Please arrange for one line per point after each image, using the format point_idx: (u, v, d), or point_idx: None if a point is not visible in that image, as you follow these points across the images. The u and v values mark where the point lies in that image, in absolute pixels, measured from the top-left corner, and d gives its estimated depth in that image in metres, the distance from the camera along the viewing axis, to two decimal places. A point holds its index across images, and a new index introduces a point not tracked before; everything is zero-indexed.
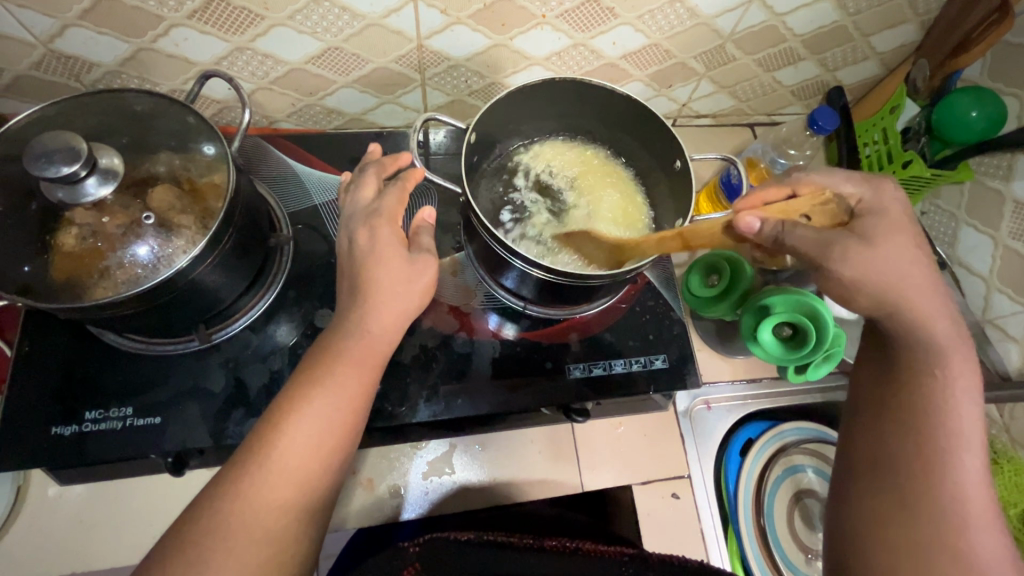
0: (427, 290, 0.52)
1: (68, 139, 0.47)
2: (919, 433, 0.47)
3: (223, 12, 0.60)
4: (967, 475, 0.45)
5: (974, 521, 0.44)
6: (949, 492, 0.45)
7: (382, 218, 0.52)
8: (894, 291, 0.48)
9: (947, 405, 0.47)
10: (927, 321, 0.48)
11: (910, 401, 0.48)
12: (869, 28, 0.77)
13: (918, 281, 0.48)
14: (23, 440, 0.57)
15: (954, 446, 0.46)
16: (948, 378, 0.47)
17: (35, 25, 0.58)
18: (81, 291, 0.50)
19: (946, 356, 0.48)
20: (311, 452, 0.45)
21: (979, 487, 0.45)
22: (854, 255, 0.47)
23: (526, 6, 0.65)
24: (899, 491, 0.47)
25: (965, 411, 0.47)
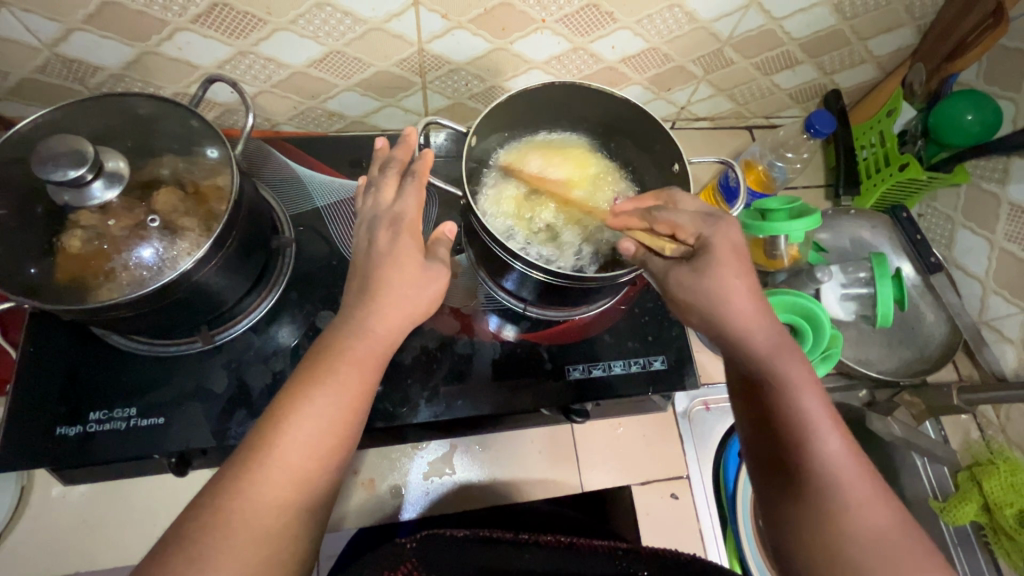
0: (433, 299, 0.53)
1: (74, 142, 0.47)
2: (780, 433, 0.45)
3: (226, 17, 0.60)
4: (842, 457, 0.43)
5: (858, 501, 0.42)
6: (833, 484, 0.43)
7: (405, 224, 0.52)
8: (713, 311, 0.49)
9: (797, 396, 0.45)
10: (734, 320, 0.48)
11: (762, 396, 0.47)
12: (866, 32, 0.77)
13: (736, 288, 0.48)
14: (27, 440, 0.58)
15: (818, 434, 0.44)
16: (771, 368, 0.47)
17: (41, 29, 0.59)
18: (86, 293, 0.50)
19: (773, 356, 0.47)
20: (310, 451, 0.45)
21: (853, 465, 0.43)
22: (688, 284, 0.50)
23: (527, 11, 0.65)
24: (792, 492, 0.44)
25: (814, 402, 0.45)
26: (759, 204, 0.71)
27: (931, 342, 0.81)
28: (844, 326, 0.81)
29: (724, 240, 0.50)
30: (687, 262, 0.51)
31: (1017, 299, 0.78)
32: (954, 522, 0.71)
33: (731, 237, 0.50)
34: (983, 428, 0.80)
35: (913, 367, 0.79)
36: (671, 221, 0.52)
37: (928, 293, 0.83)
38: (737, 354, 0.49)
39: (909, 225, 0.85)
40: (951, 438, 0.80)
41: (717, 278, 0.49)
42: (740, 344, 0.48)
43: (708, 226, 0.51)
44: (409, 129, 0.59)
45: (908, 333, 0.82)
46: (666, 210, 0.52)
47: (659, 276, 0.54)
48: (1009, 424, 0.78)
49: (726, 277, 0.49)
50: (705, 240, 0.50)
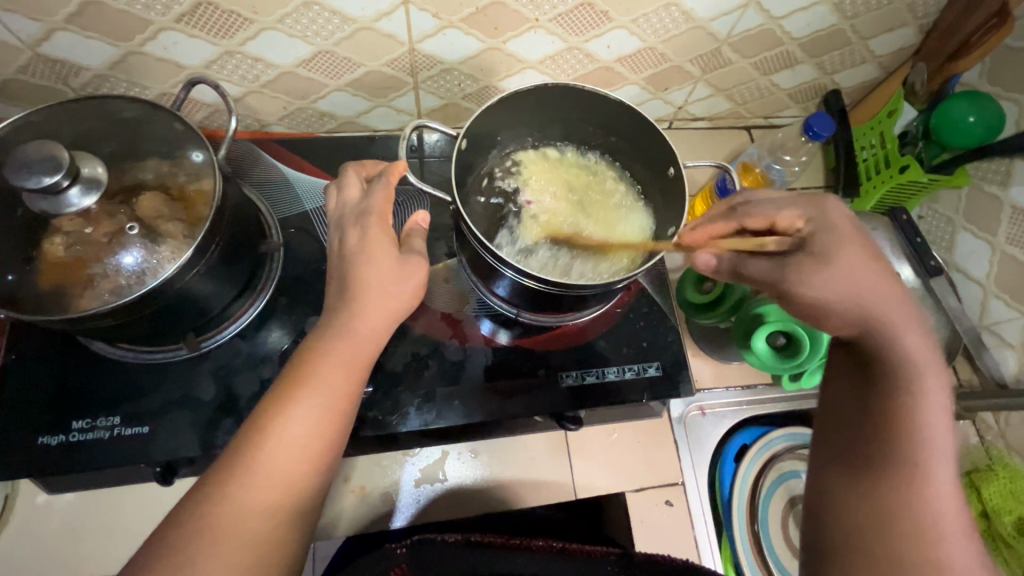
0: (416, 292, 0.52)
1: (51, 148, 0.46)
2: (893, 447, 0.44)
3: (211, 16, 0.59)
4: (948, 484, 0.43)
5: (950, 531, 0.42)
6: (928, 500, 0.43)
7: (372, 219, 0.51)
8: (860, 304, 0.46)
9: (930, 416, 0.44)
10: (882, 317, 0.46)
11: (888, 398, 0.45)
12: (867, 31, 0.76)
13: (874, 284, 0.46)
14: (10, 449, 0.57)
15: (935, 455, 0.43)
16: (919, 380, 0.45)
17: (21, 29, 0.58)
18: (66, 301, 0.49)
19: (924, 368, 0.45)
20: (297, 455, 0.44)
21: (953, 497, 0.43)
22: (819, 275, 0.46)
23: (519, 9, 0.64)
24: (875, 501, 0.44)
25: (943, 424, 0.44)
26: None
27: (932, 346, 0.78)
28: None
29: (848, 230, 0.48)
30: (804, 251, 0.48)
31: (1018, 303, 0.77)
32: None
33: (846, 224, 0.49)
34: (982, 433, 0.79)
35: None
36: (768, 216, 0.51)
37: (929, 298, 0.79)
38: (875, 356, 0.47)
39: (909, 228, 0.82)
40: None
41: (846, 271, 0.46)
42: (882, 350, 0.46)
43: (818, 210, 0.50)
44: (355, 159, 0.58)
45: None
46: (759, 204, 0.52)
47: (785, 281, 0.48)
48: (1008, 430, 0.78)
49: (863, 269, 0.47)
50: (817, 231, 0.48)
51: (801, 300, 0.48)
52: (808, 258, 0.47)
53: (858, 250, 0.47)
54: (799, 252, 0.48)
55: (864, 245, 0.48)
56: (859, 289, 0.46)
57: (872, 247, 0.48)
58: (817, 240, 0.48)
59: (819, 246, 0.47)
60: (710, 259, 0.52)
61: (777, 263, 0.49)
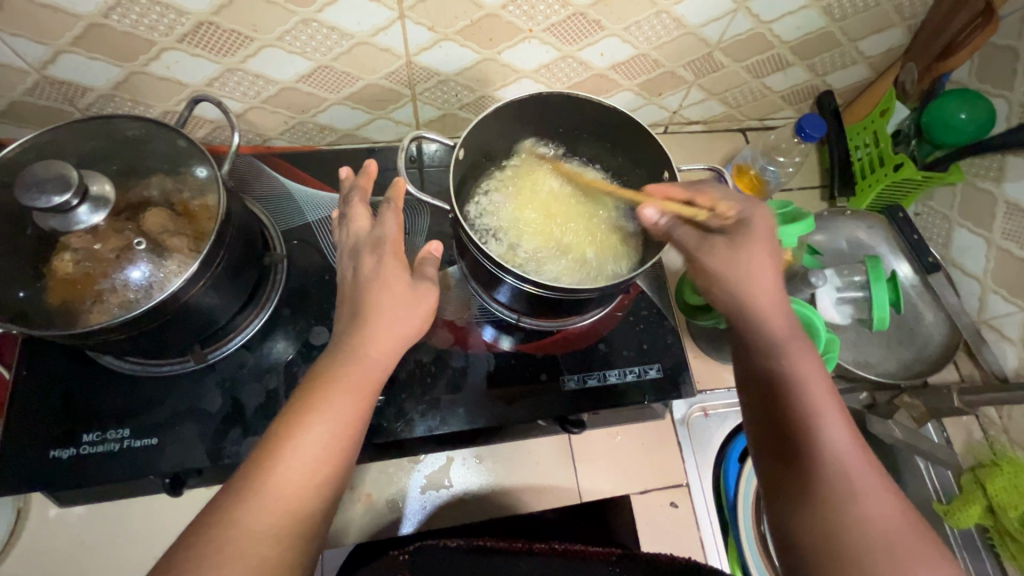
0: (426, 317, 0.53)
1: (58, 167, 0.47)
2: (785, 417, 0.49)
3: (213, 35, 0.60)
4: (842, 442, 0.46)
5: (855, 479, 0.45)
6: (826, 462, 0.46)
7: (388, 247, 0.53)
8: (737, 292, 0.54)
9: (808, 390, 0.49)
10: (760, 304, 0.53)
11: (772, 383, 0.50)
12: (856, 33, 0.77)
13: (775, 278, 0.54)
14: (22, 463, 0.58)
15: (823, 420, 0.47)
16: (782, 362, 0.51)
17: (29, 52, 0.59)
18: (75, 316, 0.50)
19: (786, 350, 0.51)
20: (306, 477, 0.45)
21: (856, 454, 0.46)
22: (728, 262, 0.55)
23: (513, 21, 0.65)
24: (798, 477, 0.46)
25: (819, 393, 0.48)
26: None
27: (931, 343, 0.80)
28: (842, 328, 0.81)
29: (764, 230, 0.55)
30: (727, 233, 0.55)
31: (1016, 297, 0.77)
32: (959, 524, 0.70)
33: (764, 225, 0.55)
34: (985, 428, 0.80)
35: (913, 368, 0.79)
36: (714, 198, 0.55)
37: (926, 293, 0.83)
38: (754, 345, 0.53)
39: (906, 226, 0.84)
40: (954, 440, 0.79)
41: (750, 258, 0.54)
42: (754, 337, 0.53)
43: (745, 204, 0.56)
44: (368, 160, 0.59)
45: (905, 336, 0.81)
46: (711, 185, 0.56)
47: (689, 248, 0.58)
48: (1011, 424, 0.78)
49: (761, 259, 0.54)
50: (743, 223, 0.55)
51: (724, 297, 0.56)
52: (725, 246, 0.55)
53: (763, 241, 0.54)
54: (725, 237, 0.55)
55: (766, 235, 0.55)
56: (764, 281, 0.54)
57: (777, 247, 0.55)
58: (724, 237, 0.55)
59: (738, 235, 0.55)
60: (653, 211, 0.56)
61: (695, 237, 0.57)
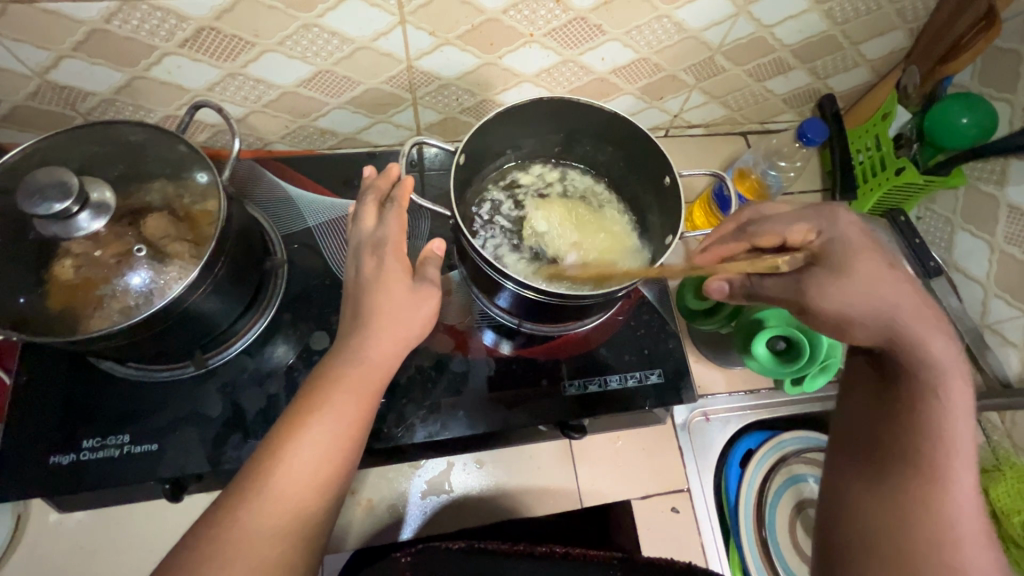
0: (426, 320, 0.52)
1: (60, 174, 0.47)
2: (912, 450, 0.46)
3: (214, 40, 0.61)
4: (967, 490, 0.44)
5: (964, 531, 0.44)
6: (944, 507, 0.44)
7: (388, 248, 0.52)
8: (878, 317, 0.48)
9: (950, 426, 0.45)
10: (916, 328, 0.47)
11: (902, 412, 0.47)
12: (858, 36, 0.77)
13: (912, 299, 0.48)
14: (22, 469, 0.58)
15: (951, 465, 0.45)
16: (934, 392, 0.46)
17: (30, 58, 0.59)
18: (76, 322, 0.50)
19: (942, 377, 0.46)
20: (308, 480, 0.45)
21: (975, 503, 0.45)
22: (827, 286, 0.50)
23: (514, 26, 0.65)
24: (901, 515, 0.45)
25: (963, 431, 0.45)
26: None
27: None
28: None
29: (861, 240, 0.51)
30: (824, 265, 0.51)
31: (1019, 302, 0.77)
32: None
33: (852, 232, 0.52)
34: (988, 433, 0.79)
35: None
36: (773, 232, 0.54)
37: None
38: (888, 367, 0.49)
39: (909, 231, 0.82)
40: None
41: (866, 283, 0.49)
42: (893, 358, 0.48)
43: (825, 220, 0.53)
44: (391, 161, 0.58)
45: None
46: (766, 221, 0.55)
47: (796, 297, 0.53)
48: (1014, 430, 0.77)
49: (888, 279, 0.49)
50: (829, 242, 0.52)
51: (828, 315, 0.51)
52: (830, 274, 0.50)
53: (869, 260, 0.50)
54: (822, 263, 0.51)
55: (877, 257, 0.50)
56: (887, 299, 0.48)
57: (886, 256, 0.50)
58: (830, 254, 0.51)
59: (834, 260, 0.51)
60: (722, 284, 0.60)
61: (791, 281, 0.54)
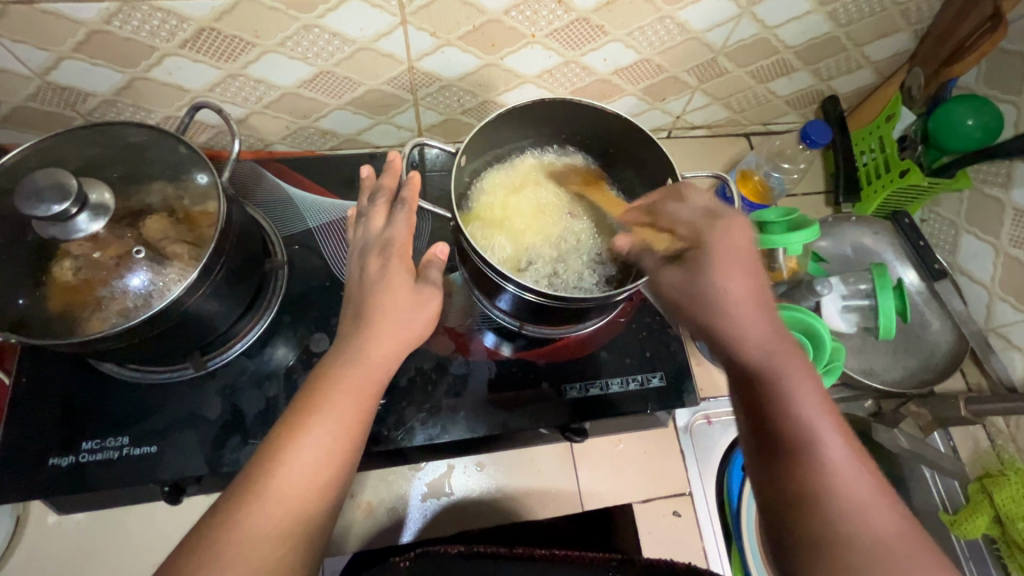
0: (429, 321, 0.52)
1: (58, 176, 0.47)
2: (792, 416, 0.44)
3: (214, 41, 0.60)
4: (842, 454, 0.43)
5: (865, 497, 0.41)
6: (838, 471, 0.42)
7: (393, 250, 0.52)
8: (705, 301, 0.49)
9: (800, 404, 0.44)
10: (738, 310, 0.48)
11: (762, 381, 0.45)
12: (862, 38, 0.76)
13: (754, 276, 0.49)
14: (21, 471, 0.57)
15: (823, 431, 0.43)
16: (783, 367, 0.45)
17: (31, 59, 0.59)
18: (75, 324, 0.50)
19: (778, 359, 0.45)
20: (309, 481, 0.44)
21: (857, 466, 0.42)
22: (676, 283, 0.52)
23: (516, 27, 0.65)
24: (810, 482, 0.42)
25: (810, 398, 0.44)
26: (756, 217, 0.70)
27: (938, 351, 0.80)
28: (847, 336, 0.80)
29: (729, 248, 0.50)
30: (680, 264, 0.52)
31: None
32: (964, 535, 0.69)
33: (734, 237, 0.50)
34: (992, 437, 0.78)
35: (919, 376, 0.78)
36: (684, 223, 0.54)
37: (933, 300, 0.82)
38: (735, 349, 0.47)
39: (911, 232, 0.83)
40: (960, 448, 0.78)
41: (718, 277, 0.49)
42: (737, 343, 0.47)
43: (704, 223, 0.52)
44: (392, 155, 0.58)
45: (910, 344, 0.80)
46: (672, 207, 0.56)
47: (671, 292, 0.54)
48: (1019, 433, 0.77)
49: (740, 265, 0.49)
50: (703, 244, 0.51)
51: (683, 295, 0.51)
52: (683, 272, 0.51)
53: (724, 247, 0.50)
54: (682, 261, 0.52)
55: (736, 242, 0.50)
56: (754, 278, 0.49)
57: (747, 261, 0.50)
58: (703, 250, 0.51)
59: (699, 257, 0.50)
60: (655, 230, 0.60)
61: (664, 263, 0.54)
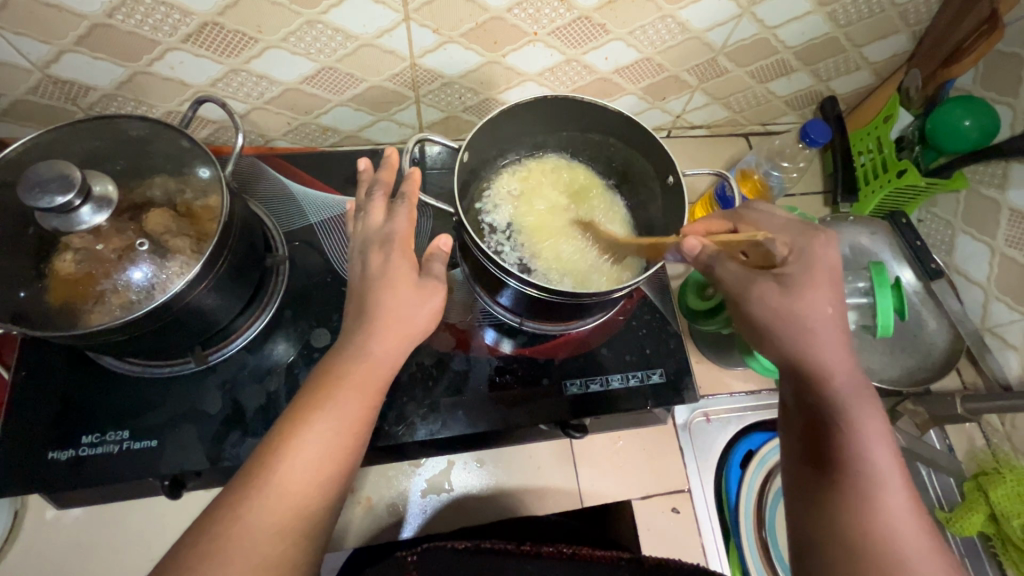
0: (432, 315, 0.52)
1: (62, 167, 0.47)
2: (847, 463, 0.46)
3: (217, 36, 0.60)
4: (896, 503, 0.45)
5: (912, 547, 0.43)
6: (883, 520, 0.44)
7: (395, 244, 0.52)
8: (796, 333, 0.50)
9: (870, 446, 0.47)
10: (821, 354, 0.49)
11: (831, 428, 0.48)
12: (861, 39, 0.77)
13: (837, 316, 0.50)
14: (20, 465, 0.57)
15: (883, 479, 0.46)
16: (857, 417, 0.47)
17: (32, 51, 0.59)
18: (75, 317, 0.50)
19: (853, 406, 0.48)
20: (311, 476, 0.44)
21: (910, 518, 0.45)
22: (774, 301, 0.50)
23: (518, 24, 0.65)
24: (859, 525, 0.44)
25: (882, 448, 0.47)
26: None
27: (934, 350, 0.80)
28: (845, 335, 0.81)
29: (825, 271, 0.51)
30: (775, 277, 0.51)
31: (1019, 304, 0.77)
32: (961, 532, 0.70)
33: (829, 260, 0.51)
34: (988, 436, 0.79)
35: (916, 375, 0.78)
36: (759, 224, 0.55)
37: (929, 300, 0.83)
38: (810, 390, 0.50)
39: (907, 231, 0.84)
40: (956, 447, 0.79)
41: (809, 305, 0.50)
42: (817, 384, 0.49)
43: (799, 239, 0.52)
44: (390, 150, 0.58)
45: (906, 343, 0.81)
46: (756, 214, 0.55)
47: (734, 290, 0.52)
48: (1014, 432, 0.77)
49: (822, 300, 0.50)
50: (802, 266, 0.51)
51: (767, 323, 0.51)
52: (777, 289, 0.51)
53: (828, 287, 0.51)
54: (779, 278, 0.51)
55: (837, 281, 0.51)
56: (835, 313, 0.50)
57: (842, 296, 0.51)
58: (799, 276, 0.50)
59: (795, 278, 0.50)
60: (695, 242, 0.51)
61: (747, 272, 0.52)
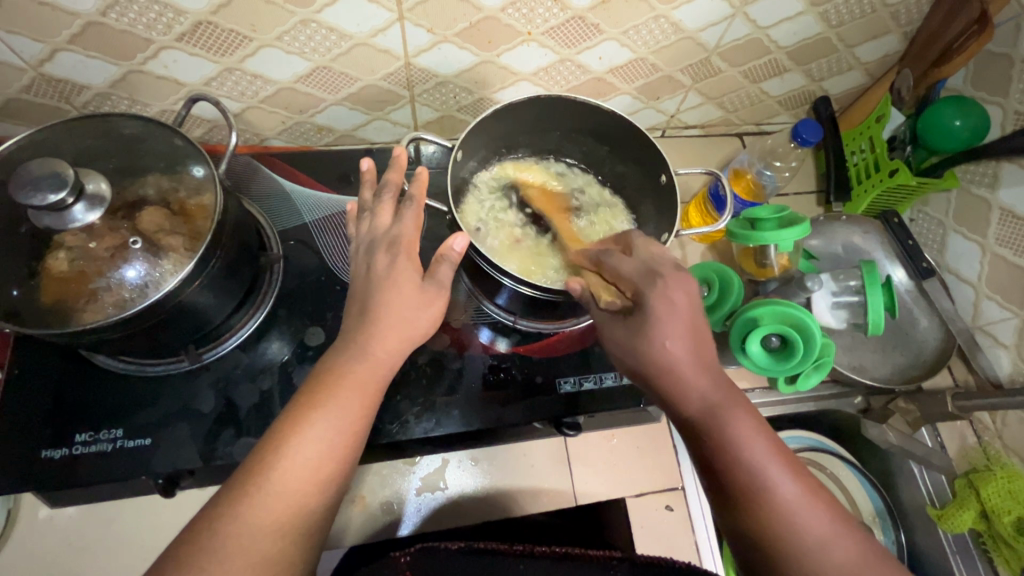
0: (431, 321, 0.52)
1: (54, 165, 0.47)
2: (734, 480, 0.42)
3: (211, 35, 0.60)
4: (791, 496, 0.42)
5: (818, 538, 0.41)
6: (784, 522, 0.41)
7: (403, 247, 0.52)
8: (651, 360, 0.44)
9: (745, 452, 0.42)
10: (679, 371, 0.44)
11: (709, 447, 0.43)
12: (853, 40, 0.77)
13: (687, 321, 0.45)
14: (13, 463, 0.57)
15: (769, 481, 0.42)
16: (725, 428, 0.42)
17: (25, 50, 0.59)
18: (69, 315, 0.50)
19: (721, 416, 0.43)
20: (310, 473, 0.44)
21: (810, 506, 0.42)
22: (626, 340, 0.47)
23: (512, 24, 0.65)
24: (765, 536, 0.41)
25: (759, 449, 0.42)
26: (749, 215, 0.71)
27: (925, 349, 0.81)
28: (837, 333, 0.81)
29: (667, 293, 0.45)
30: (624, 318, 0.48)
31: (1009, 303, 0.77)
32: (952, 529, 0.72)
33: (674, 292, 0.45)
34: (979, 433, 0.79)
35: (908, 373, 0.79)
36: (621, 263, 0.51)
37: (921, 298, 0.83)
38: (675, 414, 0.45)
39: (900, 231, 0.85)
40: (947, 444, 0.79)
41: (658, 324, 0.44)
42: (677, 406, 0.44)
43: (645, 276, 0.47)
44: (398, 150, 0.56)
45: (898, 341, 0.82)
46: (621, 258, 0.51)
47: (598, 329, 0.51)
48: (1004, 430, 0.76)
49: (669, 314, 0.45)
50: (643, 296, 0.46)
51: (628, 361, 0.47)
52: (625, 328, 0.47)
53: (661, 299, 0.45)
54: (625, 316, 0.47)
55: (676, 290, 0.45)
56: (690, 319, 0.45)
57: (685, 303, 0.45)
58: (643, 306, 0.46)
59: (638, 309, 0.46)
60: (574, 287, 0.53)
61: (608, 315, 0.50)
